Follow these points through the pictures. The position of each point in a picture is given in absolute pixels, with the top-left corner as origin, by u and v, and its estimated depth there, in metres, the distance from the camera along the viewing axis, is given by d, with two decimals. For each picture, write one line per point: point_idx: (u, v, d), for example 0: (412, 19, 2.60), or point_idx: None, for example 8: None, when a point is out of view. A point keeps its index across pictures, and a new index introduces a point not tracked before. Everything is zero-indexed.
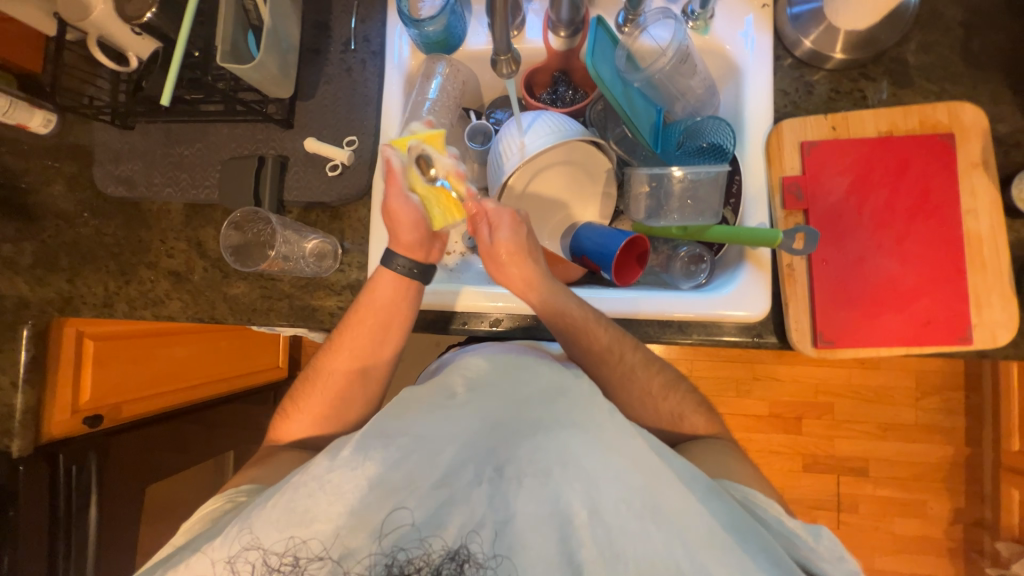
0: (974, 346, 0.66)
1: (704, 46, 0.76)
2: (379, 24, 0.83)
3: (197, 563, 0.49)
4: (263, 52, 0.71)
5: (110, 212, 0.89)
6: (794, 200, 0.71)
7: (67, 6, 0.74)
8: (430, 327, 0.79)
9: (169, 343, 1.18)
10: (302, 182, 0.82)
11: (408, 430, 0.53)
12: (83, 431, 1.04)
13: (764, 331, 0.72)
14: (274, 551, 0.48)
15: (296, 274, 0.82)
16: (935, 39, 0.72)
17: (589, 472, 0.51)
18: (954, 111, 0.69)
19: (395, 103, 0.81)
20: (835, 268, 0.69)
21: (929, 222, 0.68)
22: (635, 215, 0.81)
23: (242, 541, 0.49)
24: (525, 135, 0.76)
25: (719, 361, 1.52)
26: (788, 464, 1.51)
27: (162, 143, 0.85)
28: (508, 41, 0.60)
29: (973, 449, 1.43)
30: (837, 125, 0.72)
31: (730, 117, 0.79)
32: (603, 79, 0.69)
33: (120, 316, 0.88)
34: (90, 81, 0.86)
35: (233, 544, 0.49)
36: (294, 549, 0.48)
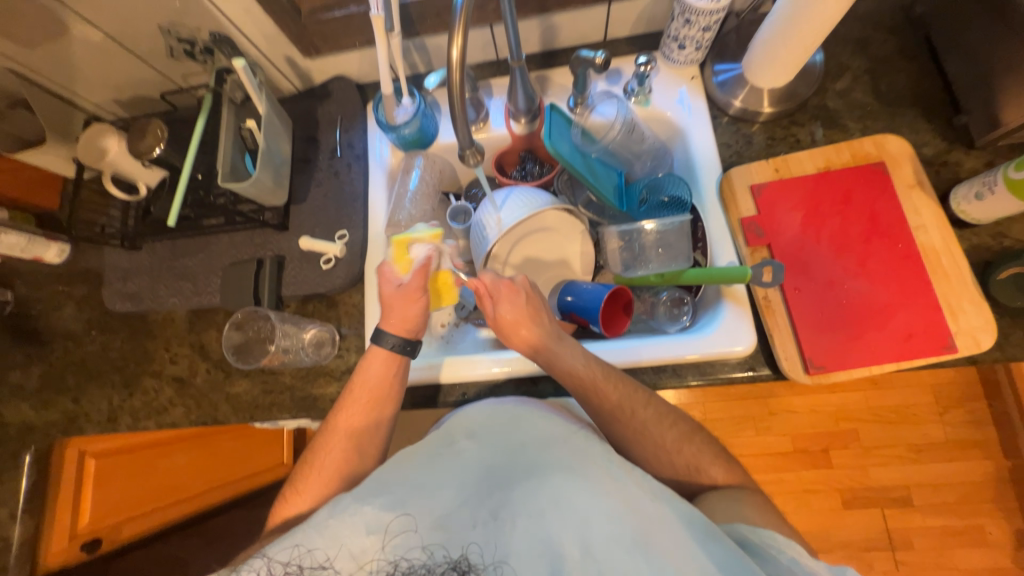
0: (961, 353, 0.68)
1: (647, 116, 0.86)
2: (361, 131, 0.93)
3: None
4: (260, 170, 0.80)
5: (117, 328, 0.94)
6: (755, 238, 0.76)
7: (85, 152, 0.84)
8: (431, 402, 0.80)
9: (168, 453, 1.13)
10: (298, 277, 0.87)
11: (406, 478, 0.57)
12: (79, 555, 1.06)
13: (756, 364, 0.73)
14: (279, 560, 0.52)
15: (296, 365, 0.84)
16: (848, 86, 0.82)
17: (582, 513, 0.51)
18: (880, 142, 0.77)
19: (381, 198, 0.90)
20: (809, 295, 0.72)
21: (884, 242, 0.73)
22: (614, 268, 0.86)
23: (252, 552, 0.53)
24: (500, 210, 0.83)
25: (732, 401, 1.48)
26: (828, 503, 1.44)
27: (167, 257, 0.92)
28: (471, 136, 0.66)
29: (1015, 461, 1.36)
30: (780, 167, 0.79)
31: (685, 172, 0.87)
32: (563, 154, 0.77)
33: (123, 430, 0.89)
34: (102, 211, 0.95)
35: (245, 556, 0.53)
36: (298, 558, 0.52)
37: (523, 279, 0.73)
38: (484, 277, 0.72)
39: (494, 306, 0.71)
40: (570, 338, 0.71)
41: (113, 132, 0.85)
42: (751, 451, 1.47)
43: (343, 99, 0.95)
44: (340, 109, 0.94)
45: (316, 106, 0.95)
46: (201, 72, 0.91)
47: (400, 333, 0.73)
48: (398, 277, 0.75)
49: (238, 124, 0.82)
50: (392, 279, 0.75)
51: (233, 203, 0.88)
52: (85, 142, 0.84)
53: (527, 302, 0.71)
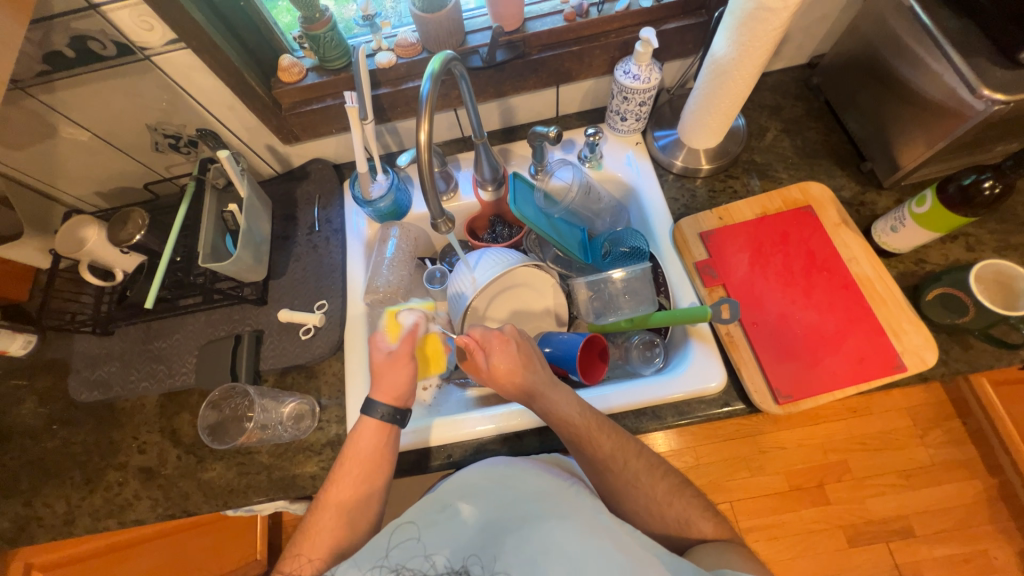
0: (911, 371, 0.73)
1: (601, 178, 0.96)
2: (339, 207, 0.99)
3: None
4: (239, 249, 0.83)
5: (81, 419, 0.89)
6: (711, 279, 0.83)
7: (65, 242, 0.87)
8: (416, 468, 0.78)
9: (128, 557, 1.05)
10: (277, 350, 0.87)
11: (406, 541, 0.57)
12: None
13: (730, 399, 0.76)
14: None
15: (274, 441, 0.82)
16: (771, 144, 0.94)
17: (578, 570, 0.53)
18: (805, 189, 0.87)
19: (358, 267, 0.93)
20: (765, 328, 0.78)
21: (824, 275, 0.80)
22: (586, 317, 0.91)
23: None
24: (474, 271, 0.88)
25: (721, 442, 1.48)
26: (832, 542, 1.40)
27: (140, 341, 0.91)
28: (441, 206, 0.71)
29: (1000, 478, 1.38)
30: (723, 215, 0.88)
31: (641, 224, 0.95)
32: (529, 217, 0.84)
33: (80, 534, 0.82)
34: (74, 299, 0.95)
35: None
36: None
37: (508, 331, 0.72)
38: (475, 329, 0.71)
39: (484, 358, 0.70)
40: (565, 384, 0.70)
41: (94, 223, 0.88)
42: (748, 495, 1.45)
43: (321, 179, 1.01)
44: (318, 189, 1.01)
45: (295, 187, 1.01)
46: (183, 162, 0.97)
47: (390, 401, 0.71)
48: (387, 344, 0.74)
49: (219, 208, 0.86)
50: (383, 346, 0.73)
51: (211, 282, 0.89)
52: (64, 234, 0.87)
53: (519, 351, 0.70)
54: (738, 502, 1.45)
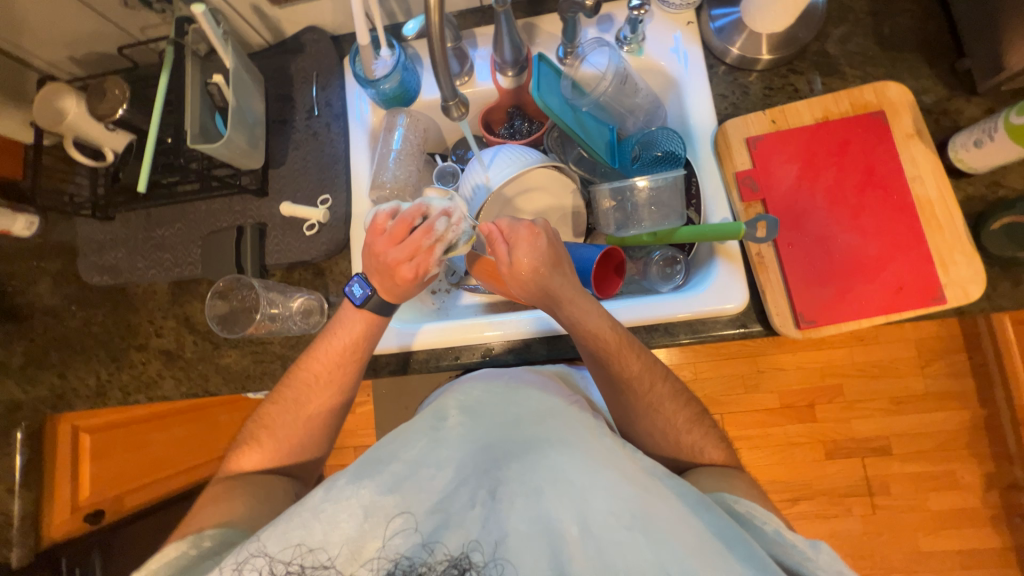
0: (949, 305, 0.68)
1: (641, 67, 0.82)
2: (338, 88, 0.88)
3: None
4: (230, 129, 0.75)
5: (98, 301, 0.91)
6: (751, 192, 0.75)
7: (43, 112, 0.79)
8: (424, 367, 0.80)
9: (163, 426, 1.16)
10: (282, 244, 0.84)
11: (403, 456, 0.55)
12: (84, 529, 1.05)
13: (748, 320, 0.73)
14: (281, 559, 0.46)
15: (284, 334, 0.83)
16: (850, 31, 0.78)
17: (579, 489, 0.51)
18: (880, 90, 0.74)
19: (363, 161, 0.86)
20: (802, 251, 0.72)
21: (879, 194, 0.71)
22: (605, 228, 0.84)
23: (250, 548, 0.47)
24: (488, 170, 0.80)
25: (722, 360, 1.51)
26: (809, 454, 1.48)
27: (142, 228, 0.88)
28: (454, 88, 0.62)
29: (990, 410, 1.41)
30: (777, 118, 0.76)
31: (679, 126, 0.84)
32: (553, 108, 0.74)
33: (114, 404, 0.88)
34: (69, 179, 0.91)
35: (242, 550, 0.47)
36: (301, 558, 0.46)
37: (529, 228, 0.65)
38: (504, 220, 0.67)
39: (510, 251, 0.65)
40: (592, 295, 0.67)
41: (71, 92, 0.79)
42: (741, 409, 1.51)
43: (318, 53, 0.88)
44: (315, 65, 0.88)
45: (288, 61, 0.89)
46: (160, 24, 0.84)
47: (389, 298, 0.69)
48: (395, 245, 0.64)
49: (204, 78, 0.76)
50: (389, 244, 0.64)
51: (207, 168, 0.84)
52: (41, 104, 0.79)
53: (548, 248, 0.65)
54: (730, 416, 1.51)
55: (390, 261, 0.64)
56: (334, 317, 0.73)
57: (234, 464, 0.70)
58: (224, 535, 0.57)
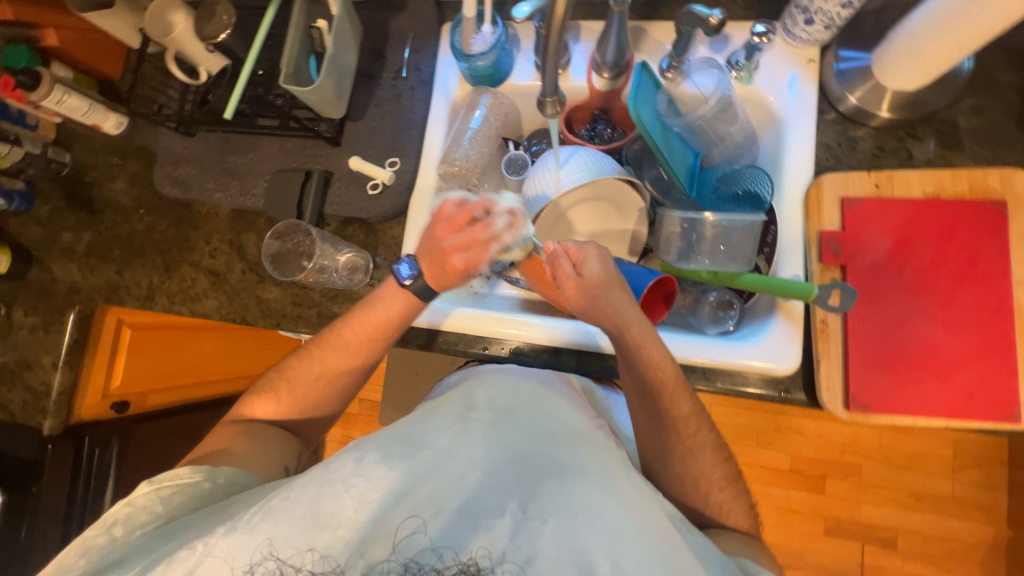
0: (1021, 426, 0.62)
1: (745, 96, 0.77)
2: (431, 55, 0.87)
3: (211, 566, 0.49)
4: (323, 76, 0.76)
5: (164, 211, 0.95)
6: (832, 255, 0.70)
7: (151, 24, 0.80)
8: (451, 349, 0.79)
9: (196, 337, 1.24)
10: (343, 197, 0.85)
11: (433, 445, 0.57)
12: (110, 415, 1.13)
13: (792, 387, 0.69)
14: (290, 565, 0.49)
15: (328, 285, 0.84)
16: (988, 105, 0.70)
17: (613, 525, 0.50)
18: (1008, 178, 0.67)
19: (438, 131, 0.85)
20: (872, 329, 0.67)
21: (975, 290, 0.66)
22: (664, 254, 0.80)
23: (262, 551, 0.49)
24: (561, 169, 0.78)
25: (741, 409, 1.46)
26: (808, 525, 1.42)
27: (219, 151, 0.91)
28: (556, 84, 0.62)
29: (1018, 533, 1.31)
30: (881, 182, 0.70)
31: (770, 167, 0.79)
32: (644, 120, 0.70)
33: (159, 310, 0.93)
34: (162, 91, 0.93)
35: (253, 553, 0.50)
36: (307, 563, 0.49)
37: (596, 248, 0.66)
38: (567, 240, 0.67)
39: (578, 268, 0.64)
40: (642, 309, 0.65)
41: (181, 8, 0.80)
42: (749, 463, 1.45)
43: (418, 16, 0.88)
44: (414, 27, 0.88)
45: (388, 17, 0.89)
46: None
47: (432, 284, 0.69)
48: (451, 236, 0.66)
49: (308, 22, 0.77)
50: (445, 234, 0.66)
51: (290, 107, 0.87)
52: (152, 13, 0.80)
53: (613, 269, 0.65)
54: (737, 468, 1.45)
55: (443, 247, 0.66)
56: (375, 291, 0.73)
57: (249, 409, 0.73)
58: (234, 475, 0.62)
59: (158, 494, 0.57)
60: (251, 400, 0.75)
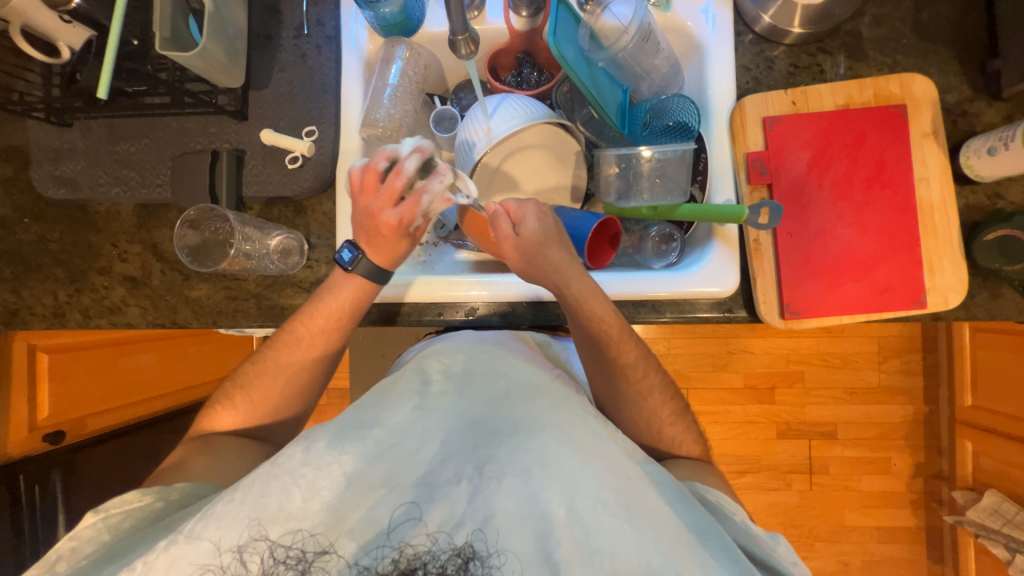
0: (928, 310, 0.70)
1: (665, 24, 0.76)
2: (333, 7, 0.79)
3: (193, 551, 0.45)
4: (208, 38, 0.67)
5: (54, 217, 0.83)
6: (758, 175, 0.73)
7: None
8: (406, 320, 0.78)
9: (132, 351, 1.15)
10: (261, 176, 0.78)
11: (388, 424, 0.57)
12: (44, 448, 1.03)
13: (734, 306, 0.74)
14: (282, 544, 0.47)
15: (260, 272, 0.78)
16: (887, 13, 0.73)
17: (567, 472, 0.51)
18: (906, 82, 0.71)
19: (355, 92, 0.78)
20: (799, 241, 0.71)
21: (883, 192, 0.71)
22: (605, 196, 0.80)
23: (250, 531, 0.46)
24: (491, 120, 0.75)
25: (695, 339, 1.55)
26: (763, 432, 1.56)
27: (105, 140, 0.80)
28: (466, 21, 0.57)
29: (931, 406, 1.51)
30: (797, 99, 0.73)
31: (695, 96, 0.79)
32: (567, 58, 0.68)
33: (74, 328, 0.83)
34: (20, 74, 0.79)
35: (242, 531, 0.46)
36: (298, 541, 0.47)
37: (535, 204, 0.67)
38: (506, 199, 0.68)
39: (516, 226, 0.64)
40: (582, 264, 0.66)
41: None
42: (708, 386, 1.56)
43: None
44: None
45: None
46: None
47: (381, 263, 0.67)
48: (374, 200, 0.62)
49: None
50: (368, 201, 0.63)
51: (178, 80, 0.76)
52: None
53: (553, 226, 0.66)
54: (697, 393, 1.56)
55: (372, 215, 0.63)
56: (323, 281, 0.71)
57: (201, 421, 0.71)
58: (189, 488, 0.59)
59: (105, 523, 0.52)
60: (210, 411, 0.72)
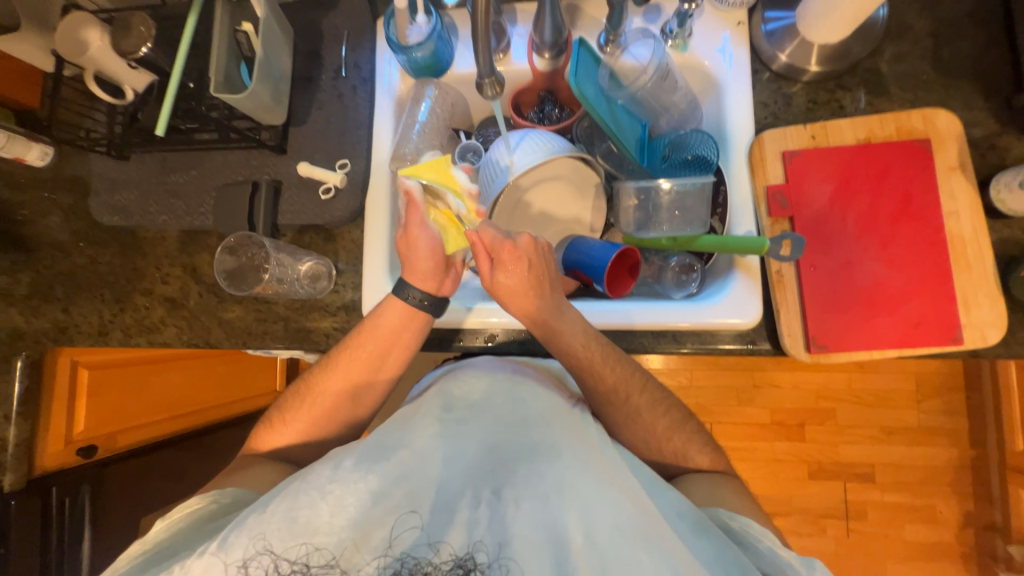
0: (965, 346, 0.67)
1: (683, 63, 0.79)
2: (369, 51, 0.85)
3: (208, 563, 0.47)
4: (256, 82, 0.73)
5: (106, 241, 0.90)
6: (779, 208, 0.73)
7: (65, 41, 0.76)
8: (427, 346, 0.79)
9: (163, 370, 1.19)
10: (296, 205, 0.83)
11: (412, 446, 0.57)
12: (77, 462, 1.07)
13: (757, 338, 0.72)
14: (286, 558, 0.48)
15: (290, 296, 0.82)
16: (906, 50, 0.74)
17: (586, 498, 0.51)
18: (929, 117, 0.71)
19: (386, 128, 0.84)
20: (823, 273, 0.70)
21: (911, 225, 0.70)
22: (624, 227, 0.81)
23: (256, 546, 0.48)
24: (514, 153, 0.78)
25: (718, 370, 1.50)
26: (793, 472, 1.48)
27: (157, 172, 0.87)
28: (492, 65, 0.61)
29: (978, 450, 1.42)
30: (817, 134, 0.74)
31: (713, 130, 0.81)
32: (588, 96, 0.71)
33: (115, 345, 0.88)
34: (88, 114, 0.88)
35: (247, 547, 0.48)
36: (306, 557, 0.48)
37: (529, 239, 0.66)
38: (488, 236, 0.65)
39: (492, 271, 0.66)
40: (573, 310, 0.67)
41: (95, 24, 0.76)
42: (733, 420, 1.50)
43: (352, 12, 0.86)
44: (347, 23, 0.86)
45: (320, 16, 0.86)
46: None
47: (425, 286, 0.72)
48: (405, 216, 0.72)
49: (233, 25, 0.74)
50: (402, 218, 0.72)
51: (226, 118, 0.82)
52: (64, 32, 0.76)
53: (529, 274, 0.65)
54: (721, 427, 1.51)
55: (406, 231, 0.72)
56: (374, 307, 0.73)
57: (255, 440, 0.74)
58: (240, 494, 0.63)
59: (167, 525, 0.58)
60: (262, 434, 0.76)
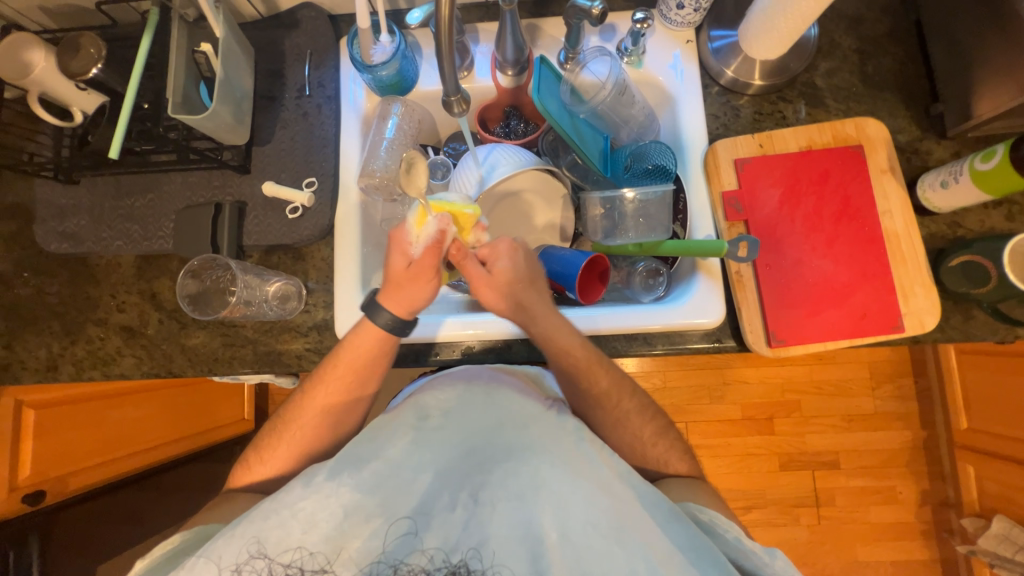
0: (907, 333, 0.73)
1: (639, 79, 0.84)
2: (333, 70, 0.85)
3: (201, 568, 0.50)
4: (217, 102, 0.72)
5: (54, 269, 0.85)
6: (734, 212, 0.77)
7: (7, 65, 0.73)
8: (402, 362, 0.79)
9: (121, 405, 1.12)
10: (262, 226, 0.81)
11: (385, 456, 0.56)
12: (23, 510, 0.98)
13: (722, 336, 0.76)
14: (279, 561, 0.50)
15: (259, 318, 0.80)
16: (837, 66, 0.81)
17: (560, 496, 0.54)
18: (861, 125, 0.78)
19: (353, 145, 0.83)
20: (777, 272, 0.75)
21: (852, 224, 0.75)
22: (593, 235, 0.84)
23: (249, 550, 0.50)
24: (482, 167, 0.80)
25: (690, 371, 1.55)
26: (766, 464, 1.54)
27: (110, 196, 0.83)
28: (458, 83, 0.62)
29: (929, 431, 1.51)
30: (764, 142, 0.79)
31: (670, 141, 0.86)
32: (551, 112, 0.74)
33: (65, 380, 0.83)
34: (30, 137, 0.83)
35: (239, 552, 0.50)
36: (298, 560, 0.50)
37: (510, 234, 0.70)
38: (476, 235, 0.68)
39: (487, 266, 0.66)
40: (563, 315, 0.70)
41: (38, 45, 0.73)
42: (703, 419, 1.55)
43: (314, 32, 0.86)
44: (310, 42, 0.86)
45: (281, 36, 0.86)
46: None
47: (400, 311, 0.66)
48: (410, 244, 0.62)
49: (191, 46, 0.73)
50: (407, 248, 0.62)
51: (185, 139, 0.79)
52: (4, 54, 0.72)
53: (524, 263, 0.68)
54: (693, 426, 1.55)
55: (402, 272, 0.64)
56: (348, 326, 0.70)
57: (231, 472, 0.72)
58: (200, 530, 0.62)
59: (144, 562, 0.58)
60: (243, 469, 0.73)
